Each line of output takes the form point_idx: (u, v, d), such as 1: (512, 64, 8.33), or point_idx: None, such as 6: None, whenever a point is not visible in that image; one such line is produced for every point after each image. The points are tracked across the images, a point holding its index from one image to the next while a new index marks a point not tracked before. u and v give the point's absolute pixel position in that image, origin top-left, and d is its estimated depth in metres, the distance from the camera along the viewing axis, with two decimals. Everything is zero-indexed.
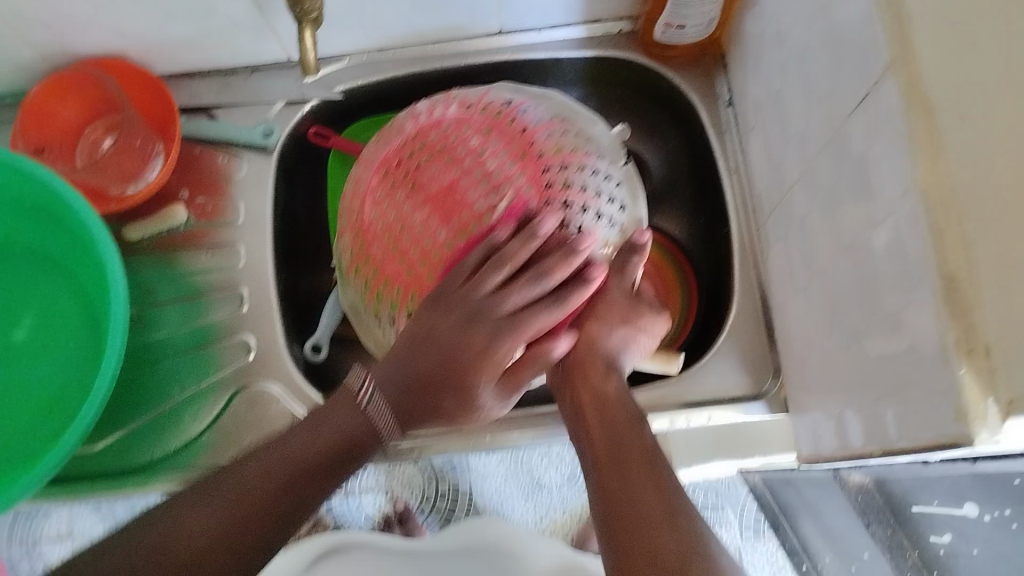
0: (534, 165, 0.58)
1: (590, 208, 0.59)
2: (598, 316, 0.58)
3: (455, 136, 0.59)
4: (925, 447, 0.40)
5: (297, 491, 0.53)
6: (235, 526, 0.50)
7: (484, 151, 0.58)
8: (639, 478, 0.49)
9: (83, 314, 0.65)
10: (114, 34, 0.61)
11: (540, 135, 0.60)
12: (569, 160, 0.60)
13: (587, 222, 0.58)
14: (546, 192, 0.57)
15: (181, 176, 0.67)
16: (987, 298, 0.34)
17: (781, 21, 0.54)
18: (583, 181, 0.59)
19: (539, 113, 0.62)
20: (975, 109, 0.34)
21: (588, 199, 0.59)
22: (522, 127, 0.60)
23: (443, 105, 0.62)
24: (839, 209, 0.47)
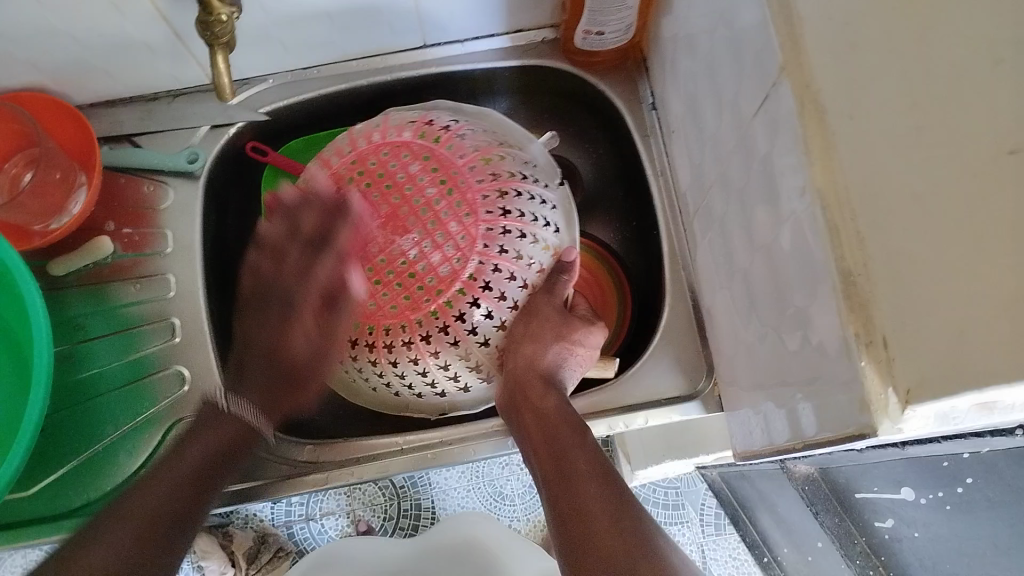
0: (472, 191, 0.58)
1: (527, 234, 0.59)
2: (532, 337, 0.59)
3: (394, 162, 0.60)
4: (841, 439, 0.40)
5: (204, 488, 0.57)
6: (144, 536, 0.52)
7: (422, 178, 0.58)
8: (586, 486, 0.52)
9: (10, 355, 0.64)
10: (28, 65, 0.60)
11: (477, 161, 0.60)
12: (508, 184, 0.60)
13: (524, 248, 0.59)
14: (482, 216, 0.58)
15: (107, 208, 0.67)
16: (881, 291, 0.35)
17: (691, 25, 0.55)
18: (522, 205, 0.60)
19: (474, 139, 0.62)
20: (861, 107, 0.35)
21: (525, 225, 0.59)
22: (458, 154, 0.60)
23: (397, 129, 0.61)
24: (752, 208, 0.49)
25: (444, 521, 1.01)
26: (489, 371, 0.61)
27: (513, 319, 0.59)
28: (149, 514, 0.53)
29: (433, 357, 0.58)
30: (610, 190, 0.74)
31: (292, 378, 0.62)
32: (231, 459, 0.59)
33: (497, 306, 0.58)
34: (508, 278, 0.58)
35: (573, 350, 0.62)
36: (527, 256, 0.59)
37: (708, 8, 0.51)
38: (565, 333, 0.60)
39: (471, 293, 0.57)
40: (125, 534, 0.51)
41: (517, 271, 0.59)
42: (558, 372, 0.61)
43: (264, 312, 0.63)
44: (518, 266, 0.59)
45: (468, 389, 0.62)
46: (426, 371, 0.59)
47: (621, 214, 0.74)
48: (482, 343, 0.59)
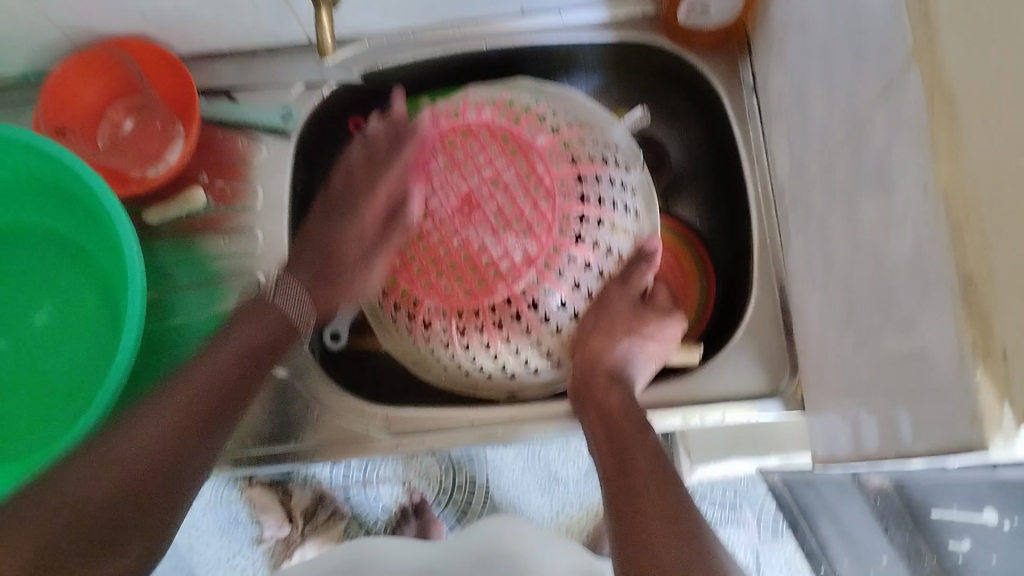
0: (551, 175, 0.58)
1: (604, 221, 0.59)
2: (602, 329, 0.59)
3: (471, 142, 0.59)
4: (939, 450, 0.39)
5: (187, 447, 0.51)
6: (150, 465, 0.49)
7: (500, 160, 0.58)
8: (646, 486, 0.51)
9: (102, 297, 0.66)
10: (137, 14, 0.61)
11: (556, 142, 0.60)
12: (585, 168, 0.60)
13: (601, 235, 0.59)
14: (560, 202, 0.57)
15: (201, 159, 0.68)
16: (1003, 300, 0.33)
17: (806, 10, 0.52)
18: (597, 189, 0.59)
19: (553, 122, 0.62)
20: (996, 102, 0.33)
21: (603, 212, 0.59)
22: (537, 134, 0.60)
23: (477, 107, 0.61)
24: (859, 202, 0.46)
25: (497, 498, 1.01)
26: (561, 358, 0.62)
27: (586, 310, 0.60)
28: (145, 443, 0.49)
29: (503, 341, 0.59)
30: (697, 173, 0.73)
31: (259, 352, 0.57)
32: (240, 397, 0.55)
33: (570, 295, 0.59)
34: (582, 266, 0.59)
35: (643, 343, 0.61)
36: (604, 244, 0.60)
37: None
38: (636, 327, 0.60)
39: (546, 280, 0.57)
40: (102, 485, 0.46)
41: (593, 259, 0.59)
42: (628, 364, 0.60)
43: (261, 314, 0.58)
44: (592, 253, 0.59)
45: (537, 373, 0.63)
46: (497, 354, 0.60)
47: (706, 198, 0.73)
48: (553, 330, 0.60)
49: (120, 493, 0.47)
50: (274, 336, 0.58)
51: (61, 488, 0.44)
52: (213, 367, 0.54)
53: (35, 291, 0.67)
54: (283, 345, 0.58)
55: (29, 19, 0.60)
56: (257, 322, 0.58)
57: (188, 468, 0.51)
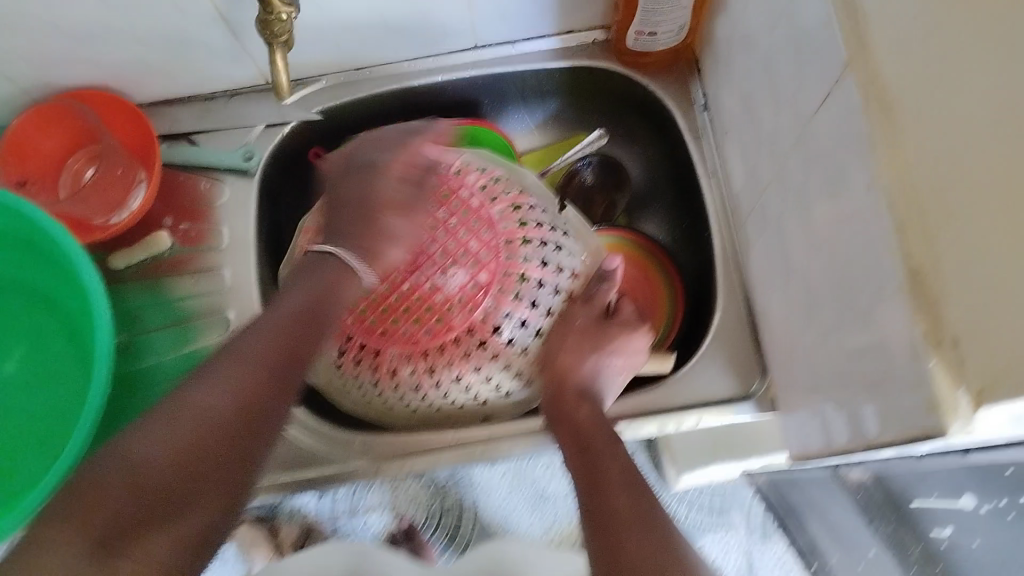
0: (485, 209, 0.62)
1: (547, 240, 0.62)
2: (569, 350, 0.60)
3: (399, 189, 0.61)
4: (905, 441, 0.39)
5: (256, 426, 0.46)
6: (218, 428, 0.45)
7: (434, 203, 0.62)
8: (619, 495, 0.51)
9: (72, 346, 0.65)
10: (91, 64, 0.62)
11: (484, 180, 0.63)
12: (519, 200, 0.63)
13: (547, 253, 0.62)
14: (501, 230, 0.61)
15: (165, 202, 0.68)
16: (951, 290, 0.34)
17: (748, 23, 0.54)
18: (533, 217, 0.62)
19: (488, 159, 0.65)
20: (929, 103, 0.34)
21: (543, 233, 0.62)
22: (468, 170, 0.64)
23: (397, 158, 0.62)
24: (811, 205, 0.48)
25: (487, 520, 1.01)
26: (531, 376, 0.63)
27: (552, 325, 0.62)
28: (208, 405, 0.45)
29: (473, 372, 0.61)
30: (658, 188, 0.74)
31: (314, 316, 0.54)
32: (309, 335, 0.53)
33: (530, 314, 0.61)
34: (537, 286, 0.61)
35: (610, 358, 0.61)
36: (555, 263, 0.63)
37: (767, 4, 0.50)
38: (602, 344, 0.61)
39: (503, 304, 0.60)
40: (163, 449, 0.42)
41: (545, 278, 0.62)
42: (598, 380, 0.61)
43: (329, 284, 0.57)
44: (547, 274, 0.62)
45: (509, 396, 0.64)
46: (467, 385, 0.61)
47: (669, 212, 0.74)
48: (519, 351, 0.61)
49: (186, 448, 0.43)
50: (315, 297, 0.55)
51: (124, 452, 0.41)
52: (272, 319, 0.53)
53: (6, 342, 0.67)
54: (338, 286, 0.57)
55: None
56: (310, 278, 0.57)
57: (268, 413, 0.47)
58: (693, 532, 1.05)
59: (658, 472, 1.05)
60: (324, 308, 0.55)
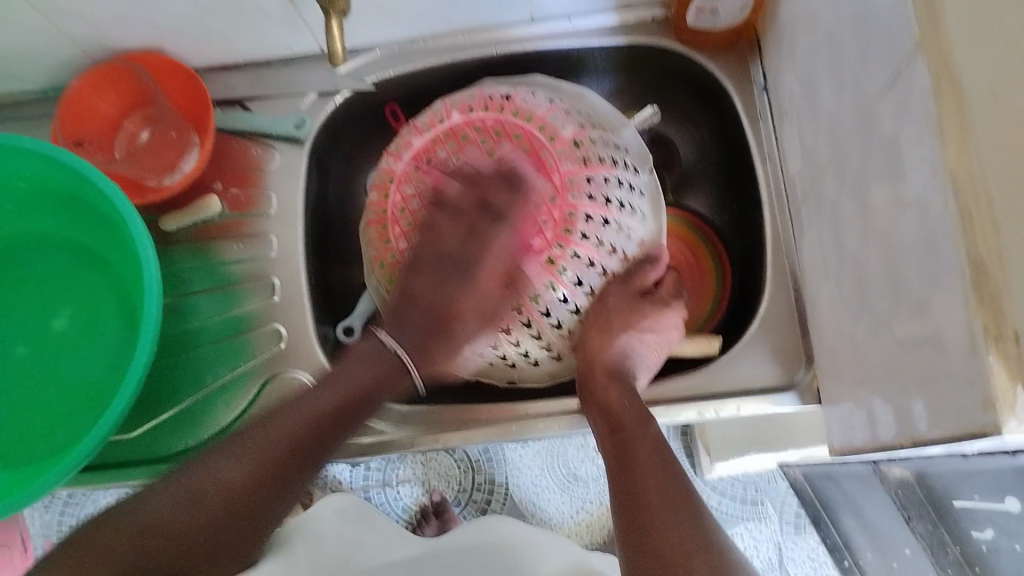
0: (559, 174, 0.60)
1: (610, 221, 0.60)
2: (602, 328, 0.62)
3: (488, 137, 0.62)
4: (954, 437, 0.39)
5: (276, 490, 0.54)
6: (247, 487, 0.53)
7: (510, 156, 0.61)
8: (646, 477, 0.52)
9: (122, 304, 0.67)
10: (150, 26, 0.62)
11: (568, 144, 0.61)
12: (599, 169, 0.60)
13: (605, 234, 0.60)
14: (569, 192, 0.59)
15: (215, 168, 0.69)
16: (1013, 284, 0.33)
17: (814, 4, 0.52)
18: (607, 192, 0.60)
19: (581, 118, 0.63)
20: (1007, 88, 0.33)
21: (609, 212, 0.60)
22: (561, 126, 0.61)
23: (457, 108, 0.62)
24: (868, 192, 0.47)
25: (517, 498, 1.01)
26: (563, 350, 0.64)
27: (590, 305, 0.62)
28: (269, 451, 0.55)
29: (503, 332, 0.63)
30: (706, 168, 0.74)
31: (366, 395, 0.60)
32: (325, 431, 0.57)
33: (573, 290, 0.61)
34: (585, 265, 0.60)
35: (642, 337, 0.63)
36: (608, 243, 0.60)
37: None
38: (634, 321, 0.62)
39: (548, 274, 0.60)
40: (233, 475, 0.53)
41: (595, 257, 0.60)
42: (630, 359, 0.62)
43: (365, 366, 0.61)
44: (598, 253, 0.60)
45: (538, 363, 0.65)
46: (499, 346, 0.64)
47: (717, 192, 0.73)
48: (553, 324, 0.62)
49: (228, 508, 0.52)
50: (376, 381, 0.61)
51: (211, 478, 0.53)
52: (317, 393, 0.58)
53: (55, 299, 0.68)
54: (386, 384, 0.61)
55: (44, 35, 0.61)
56: (360, 368, 0.60)
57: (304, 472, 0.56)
58: (725, 521, 1.04)
59: (692, 460, 1.04)
60: (381, 391, 0.61)
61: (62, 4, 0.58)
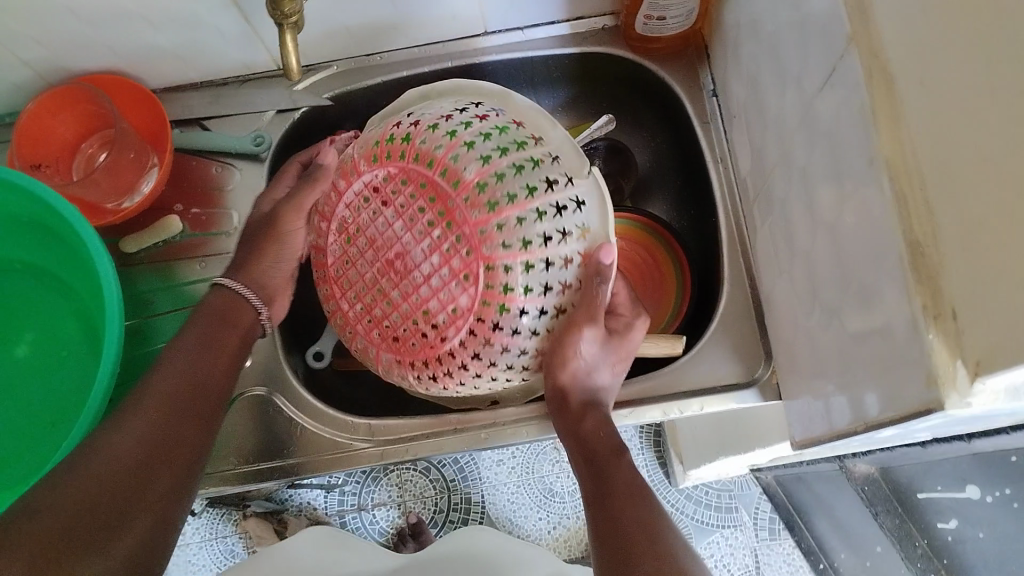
0: (466, 222, 0.52)
1: (535, 260, 0.51)
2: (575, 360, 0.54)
3: (390, 188, 0.55)
4: (903, 418, 0.40)
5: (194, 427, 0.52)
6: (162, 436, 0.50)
7: (412, 207, 0.53)
8: (630, 513, 0.51)
9: (84, 328, 0.66)
10: (106, 48, 0.63)
11: (465, 172, 0.52)
12: (509, 211, 0.51)
13: (532, 277, 0.51)
14: (483, 241, 0.51)
15: (176, 189, 0.69)
16: (948, 262, 0.34)
17: (755, 8, 0.54)
18: (523, 233, 0.51)
19: (499, 141, 0.53)
20: (932, 75, 0.34)
21: (523, 231, 0.51)
22: (466, 168, 0.52)
23: (356, 163, 0.57)
24: (814, 186, 0.48)
25: (493, 516, 1.01)
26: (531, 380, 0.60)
27: (543, 346, 0.54)
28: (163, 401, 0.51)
29: (460, 382, 0.56)
30: (664, 176, 0.75)
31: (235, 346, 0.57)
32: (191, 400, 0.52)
33: (514, 340, 0.53)
34: (520, 315, 0.52)
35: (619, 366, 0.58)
36: (540, 283, 0.52)
37: None
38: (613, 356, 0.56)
39: (482, 334, 0.52)
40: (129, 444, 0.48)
41: (528, 305, 0.52)
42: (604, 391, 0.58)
43: (215, 344, 0.56)
44: (530, 298, 0.52)
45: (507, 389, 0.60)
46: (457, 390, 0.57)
47: (674, 197, 0.74)
48: (506, 370, 0.54)
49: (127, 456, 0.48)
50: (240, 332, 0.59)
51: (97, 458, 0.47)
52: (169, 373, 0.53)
53: (15, 326, 0.67)
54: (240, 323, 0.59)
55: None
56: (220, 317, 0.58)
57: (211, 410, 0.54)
58: (700, 530, 1.04)
59: (665, 469, 1.05)
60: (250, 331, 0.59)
61: (15, 27, 0.58)
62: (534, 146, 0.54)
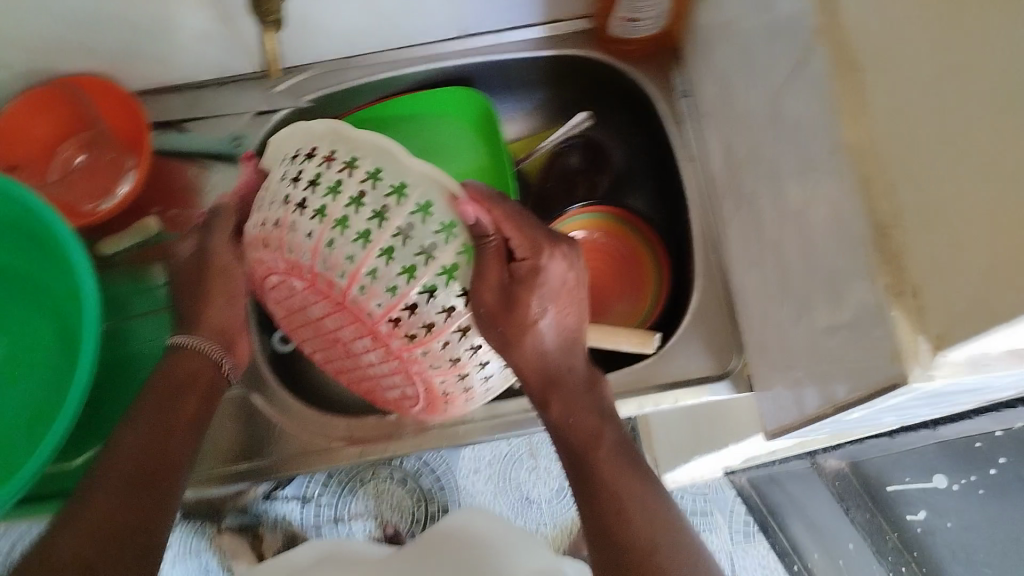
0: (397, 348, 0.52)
1: (461, 359, 0.53)
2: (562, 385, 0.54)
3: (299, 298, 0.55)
4: (870, 395, 0.41)
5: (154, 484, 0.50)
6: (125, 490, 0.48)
7: (345, 329, 0.54)
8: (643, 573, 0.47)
9: (61, 330, 0.66)
10: (86, 52, 0.64)
11: (380, 301, 0.50)
12: (431, 341, 0.52)
13: (468, 368, 0.54)
14: (412, 361, 0.53)
15: (155, 191, 0.70)
16: (910, 240, 0.36)
17: (724, 11, 0.56)
18: (449, 353, 0.53)
19: (404, 258, 0.49)
20: (891, 66, 0.36)
21: (442, 356, 0.53)
22: (375, 303, 0.50)
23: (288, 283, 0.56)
24: (783, 179, 0.50)
25: None
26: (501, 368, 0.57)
27: (498, 380, 0.58)
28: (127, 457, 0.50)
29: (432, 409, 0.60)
30: (639, 175, 0.76)
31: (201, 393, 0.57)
32: (180, 422, 0.54)
33: (463, 394, 0.57)
34: (463, 388, 0.56)
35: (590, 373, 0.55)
36: (474, 366, 0.55)
37: None
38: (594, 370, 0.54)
39: (438, 406, 0.58)
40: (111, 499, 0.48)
41: (472, 384, 0.56)
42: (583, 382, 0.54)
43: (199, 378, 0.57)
44: (475, 373, 0.55)
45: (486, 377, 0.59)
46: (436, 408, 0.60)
47: (650, 194, 0.75)
48: (469, 400, 0.59)
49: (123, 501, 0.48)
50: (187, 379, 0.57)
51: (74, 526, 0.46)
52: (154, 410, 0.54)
53: None
54: (205, 384, 0.58)
55: None
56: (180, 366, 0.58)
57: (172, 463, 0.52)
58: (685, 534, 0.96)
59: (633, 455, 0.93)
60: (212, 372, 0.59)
61: None
62: (444, 251, 0.49)
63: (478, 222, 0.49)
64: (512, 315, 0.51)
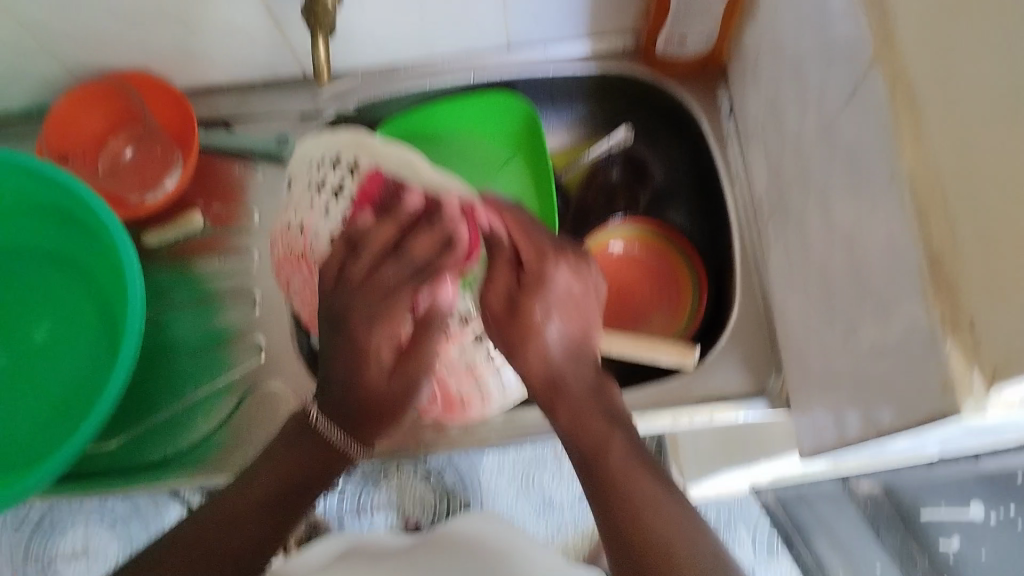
0: None
1: (473, 364, 0.58)
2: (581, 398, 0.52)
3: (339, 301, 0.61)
4: (916, 425, 0.40)
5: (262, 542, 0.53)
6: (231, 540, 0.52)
7: None
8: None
9: (102, 318, 0.67)
10: (137, 48, 0.64)
11: None
12: (446, 347, 0.57)
13: (484, 375, 0.58)
14: (425, 366, 0.57)
15: (198, 185, 0.70)
16: (965, 275, 0.35)
17: (776, 27, 0.56)
18: (464, 361, 0.58)
19: None
20: (954, 96, 0.35)
21: (453, 361, 0.57)
22: None
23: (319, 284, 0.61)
24: (832, 201, 0.49)
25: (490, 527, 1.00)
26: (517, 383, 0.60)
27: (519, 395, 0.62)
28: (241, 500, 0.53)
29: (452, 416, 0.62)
30: (679, 190, 0.75)
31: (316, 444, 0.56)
32: (317, 471, 0.56)
33: (485, 403, 0.61)
34: (483, 396, 0.60)
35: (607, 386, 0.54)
36: (491, 375, 0.59)
37: (798, 8, 0.52)
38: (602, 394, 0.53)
39: (453, 410, 0.60)
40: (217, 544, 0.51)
41: (490, 391, 0.60)
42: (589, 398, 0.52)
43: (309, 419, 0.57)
44: (493, 383, 0.59)
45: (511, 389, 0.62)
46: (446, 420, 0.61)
47: (689, 209, 0.74)
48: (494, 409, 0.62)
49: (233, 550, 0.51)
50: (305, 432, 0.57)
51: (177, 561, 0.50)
52: (277, 450, 0.56)
53: (35, 311, 0.68)
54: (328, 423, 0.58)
55: (31, 53, 0.63)
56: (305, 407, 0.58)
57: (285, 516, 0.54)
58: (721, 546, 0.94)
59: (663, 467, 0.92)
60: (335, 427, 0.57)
61: (49, 24, 0.60)
62: None
63: (490, 229, 0.52)
64: (515, 323, 0.52)
